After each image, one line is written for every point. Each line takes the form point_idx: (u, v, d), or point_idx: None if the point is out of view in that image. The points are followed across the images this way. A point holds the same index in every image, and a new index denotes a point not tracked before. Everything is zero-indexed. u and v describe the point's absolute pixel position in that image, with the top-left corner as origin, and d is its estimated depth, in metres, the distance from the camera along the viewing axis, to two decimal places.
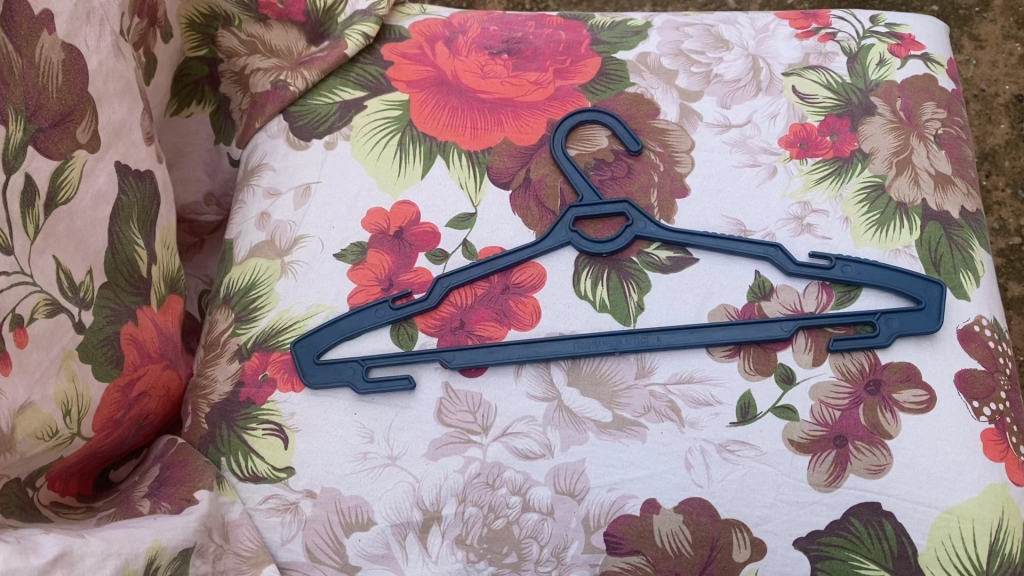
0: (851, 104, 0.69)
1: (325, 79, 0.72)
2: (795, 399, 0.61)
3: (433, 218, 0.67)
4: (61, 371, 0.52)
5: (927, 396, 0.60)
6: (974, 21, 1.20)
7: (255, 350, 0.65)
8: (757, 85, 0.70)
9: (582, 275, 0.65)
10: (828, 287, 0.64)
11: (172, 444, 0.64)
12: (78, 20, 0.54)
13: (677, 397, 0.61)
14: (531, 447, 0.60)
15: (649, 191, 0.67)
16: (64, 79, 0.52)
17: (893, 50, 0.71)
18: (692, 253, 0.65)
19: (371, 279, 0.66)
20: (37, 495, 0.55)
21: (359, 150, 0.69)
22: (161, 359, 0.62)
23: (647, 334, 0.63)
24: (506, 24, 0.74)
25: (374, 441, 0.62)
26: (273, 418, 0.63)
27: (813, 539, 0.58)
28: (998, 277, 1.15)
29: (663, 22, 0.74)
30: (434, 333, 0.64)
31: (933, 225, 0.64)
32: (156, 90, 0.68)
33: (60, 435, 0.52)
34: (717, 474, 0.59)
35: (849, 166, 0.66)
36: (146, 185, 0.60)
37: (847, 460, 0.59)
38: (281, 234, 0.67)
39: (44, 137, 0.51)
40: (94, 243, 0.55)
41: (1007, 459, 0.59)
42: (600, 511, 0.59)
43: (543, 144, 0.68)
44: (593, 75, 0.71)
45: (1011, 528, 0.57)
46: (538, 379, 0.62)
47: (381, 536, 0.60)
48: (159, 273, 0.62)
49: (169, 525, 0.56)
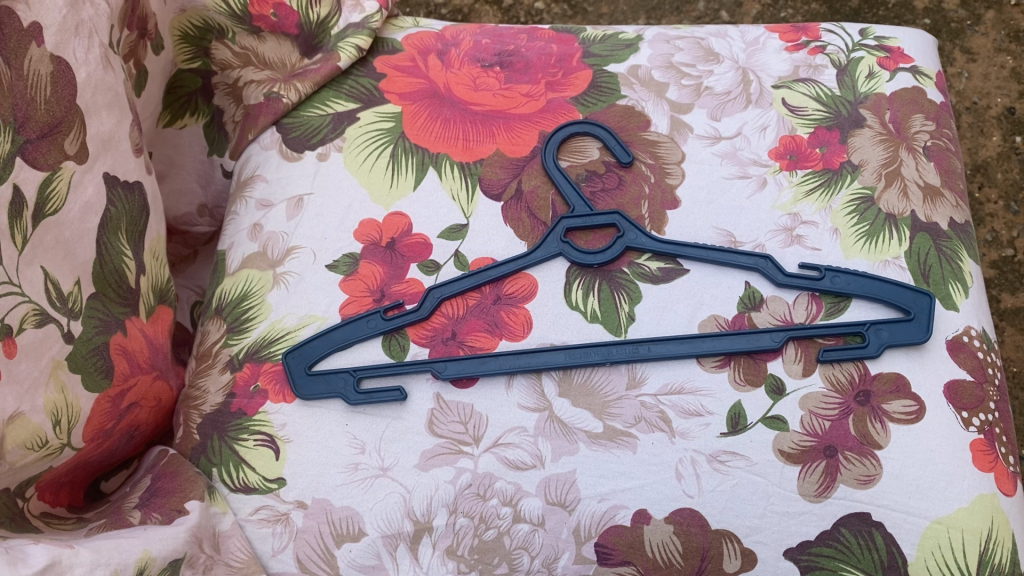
0: (840, 117, 0.69)
1: (318, 91, 0.72)
2: (785, 409, 0.61)
3: (424, 230, 0.67)
4: (50, 382, 0.52)
5: (917, 407, 0.60)
6: (966, 34, 1.21)
7: (247, 361, 0.65)
8: (747, 97, 0.70)
9: (573, 286, 0.65)
10: (818, 298, 0.64)
11: (164, 455, 0.64)
12: (67, 32, 0.54)
13: (667, 408, 0.61)
14: (522, 457, 0.60)
15: (640, 202, 0.67)
16: (53, 90, 0.53)
17: (882, 63, 0.72)
18: (683, 264, 0.65)
19: (363, 290, 0.66)
20: (26, 506, 0.55)
21: (352, 162, 0.69)
22: (150, 369, 0.62)
23: (638, 345, 0.63)
24: (498, 37, 0.75)
25: (365, 452, 0.62)
26: (264, 429, 0.63)
27: (803, 550, 0.58)
28: (990, 288, 1.16)
29: (654, 35, 0.75)
30: (426, 344, 0.65)
31: (922, 236, 0.65)
32: (147, 102, 0.68)
33: (49, 445, 0.52)
34: (707, 484, 0.59)
35: (838, 177, 0.67)
36: (134, 197, 0.60)
37: (837, 470, 0.59)
38: (274, 245, 0.67)
39: (33, 148, 0.51)
40: (82, 253, 0.55)
41: (996, 469, 0.59)
42: (591, 522, 0.59)
43: (534, 156, 0.69)
44: (584, 87, 0.71)
45: (1001, 537, 0.58)
46: (529, 389, 0.62)
47: (372, 547, 0.60)
48: (148, 284, 0.62)
49: (159, 535, 0.56)
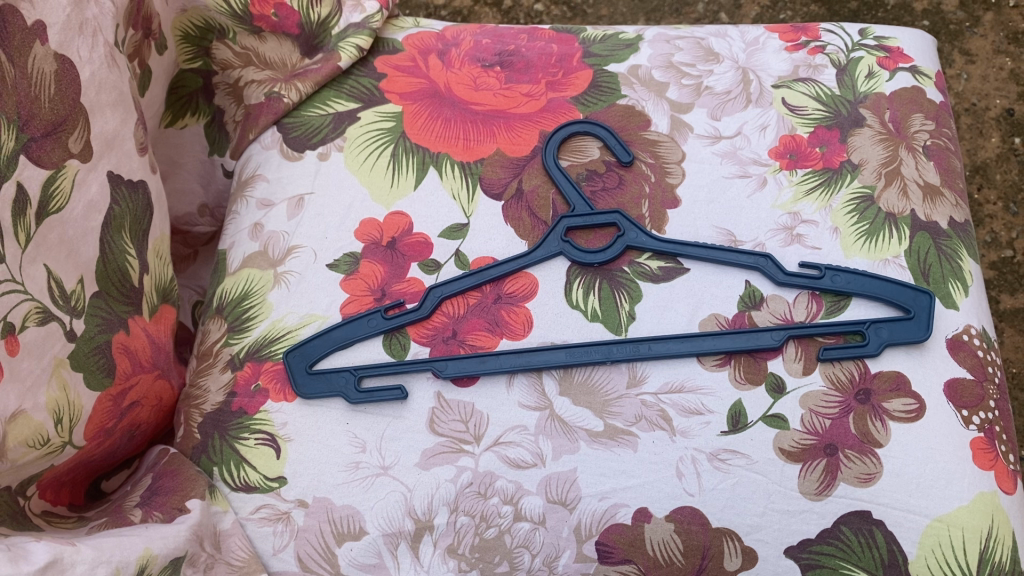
0: (840, 116, 0.69)
1: (319, 91, 0.72)
2: (786, 408, 0.61)
3: (425, 229, 0.67)
4: (52, 380, 0.52)
5: (917, 405, 0.60)
6: (965, 36, 1.21)
7: (248, 360, 0.65)
8: (747, 96, 0.71)
9: (574, 285, 0.65)
10: (818, 297, 0.64)
11: (165, 453, 0.64)
12: (71, 31, 0.54)
13: (668, 406, 0.61)
14: (523, 456, 0.61)
15: (640, 202, 0.67)
16: (57, 89, 0.53)
17: (882, 63, 0.72)
18: (683, 263, 0.65)
19: (364, 289, 0.66)
20: (28, 504, 0.56)
21: (352, 162, 0.69)
22: (152, 368, 0.62)
23: (639, 344, 0.63)
24: (498, 37, 0.75)
25: (366, 450, 0.62)
26: (265, 428, 0.63)
27: (803, 548, 0.58)
28: (990, 289, 1.16)
29: (654, 35, 0.75)
30: (426, 343, 0.65)
31: (922, 235, 0.65)
32: (151, 102, 0.68)
33: (51, 443, 0.52)
34: (708, 483, 0.59)
35: (838, 177, 0.67)
36: (138, 196, 0.60)
37: (838, 468, 0.59)
38: (275, 244, 0.68)
39: (37, 146, 0.52)
40: (86, 252, 0.55)
41: (997, 467, 0.59)
42: (592, 520, 0.59)
43: (535, 155, 0.69)
44: (585, 87, 0.72)
45: (1001, 535, 0.58)
46: (530, 388, 0.62)
47: (372, 546, 0.60)
48: (152, 283, 0.62)
49: (160, 533, 0.56)
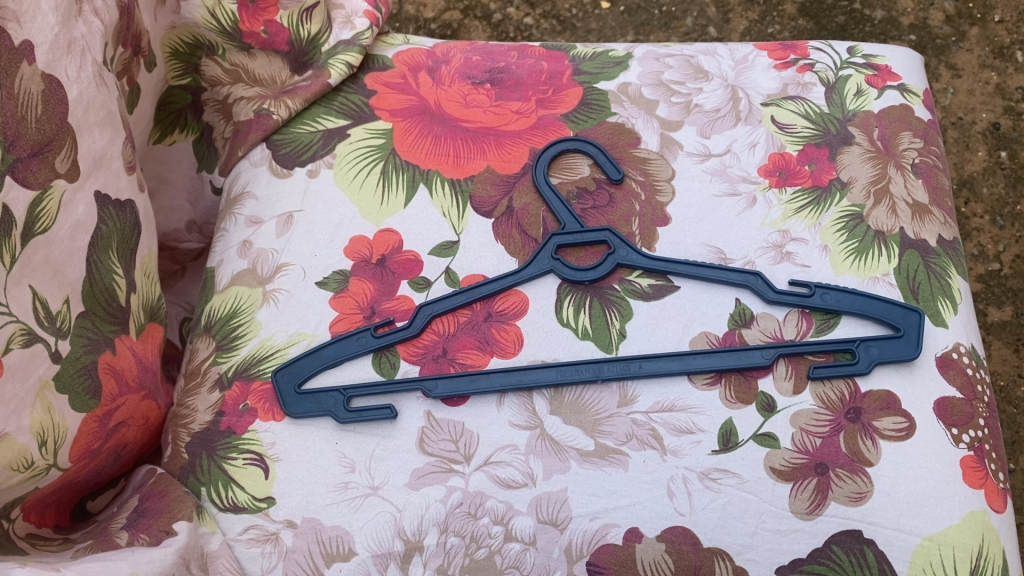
0: (829, 134, 0.70)
1: (308, 108, 0.72)
2: (776, 426, 0.61)
3: (416, 247, 0.67)
4: (37, 402, 0.52)
5: (907, 424, 0.60)
6: (950, 50, 1.23)
7: (236, 379, 0.64)
8: (736, 115, 0.71)
9: (565, 303, 0.65)
10: (807, 315, 0.64)
11: (152, 474, 0.63)
12: (59, 50, 0.54)
13: (659, 425, 0.61)
14: (513, 475, 0.60)
15: (631, 219, 0.67)
16: (43, 109, 0.52)
17: (871, 81, 0.72)
18: (673, 281, 0.65)
19: (353, 307, 0.66)
20: (12, 527, 0.55)
21: (342, 179, 0.69)
22: (139, 389, 0.61)
23: (629, 362, 0.63)
24: (488, 54, 0.75)
25: (355, 470, 0.61)
26: (254, 448, 0.62)
27: (794, 567, 0.58)
28: (977, 302, 1.16)
29: (644, 52, 0.75)
30: (417, 361, 0.64)
31: (911, 253, 0.65)
32: (140, 119, 0.67)
33: (35, 466, 0.52)
34: (699, 502, 0.59)
35: (826, 195, 0.67)
36: (126, 215, 0.60)
37: (829, 488, 0.59)
38: (263, 261, 0.67)
39: (22, 167, 0.51)
40: (72, 272, 0.55)
41: (987, 486, 0.60)
42: (583, 541, 0.59)
43: (525, 173, 0.69)
44: (575, 105, 0.72)
45: (992, 554, 0.58)
46: (520, 407, 0.62)
47: (362, 567, 0.59)
48: (139, 302, 0.62)
49: (146, 556, 0.54)
